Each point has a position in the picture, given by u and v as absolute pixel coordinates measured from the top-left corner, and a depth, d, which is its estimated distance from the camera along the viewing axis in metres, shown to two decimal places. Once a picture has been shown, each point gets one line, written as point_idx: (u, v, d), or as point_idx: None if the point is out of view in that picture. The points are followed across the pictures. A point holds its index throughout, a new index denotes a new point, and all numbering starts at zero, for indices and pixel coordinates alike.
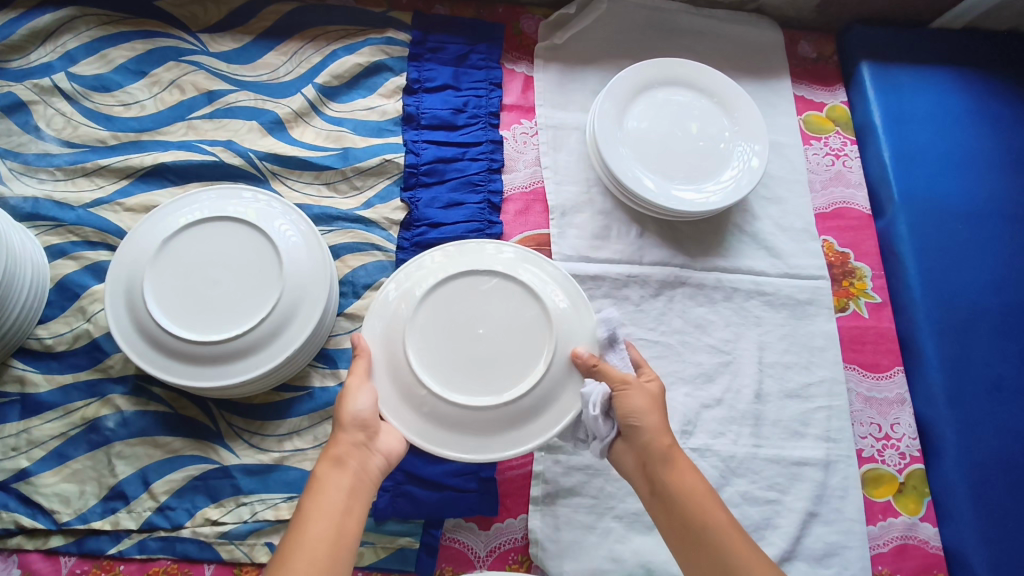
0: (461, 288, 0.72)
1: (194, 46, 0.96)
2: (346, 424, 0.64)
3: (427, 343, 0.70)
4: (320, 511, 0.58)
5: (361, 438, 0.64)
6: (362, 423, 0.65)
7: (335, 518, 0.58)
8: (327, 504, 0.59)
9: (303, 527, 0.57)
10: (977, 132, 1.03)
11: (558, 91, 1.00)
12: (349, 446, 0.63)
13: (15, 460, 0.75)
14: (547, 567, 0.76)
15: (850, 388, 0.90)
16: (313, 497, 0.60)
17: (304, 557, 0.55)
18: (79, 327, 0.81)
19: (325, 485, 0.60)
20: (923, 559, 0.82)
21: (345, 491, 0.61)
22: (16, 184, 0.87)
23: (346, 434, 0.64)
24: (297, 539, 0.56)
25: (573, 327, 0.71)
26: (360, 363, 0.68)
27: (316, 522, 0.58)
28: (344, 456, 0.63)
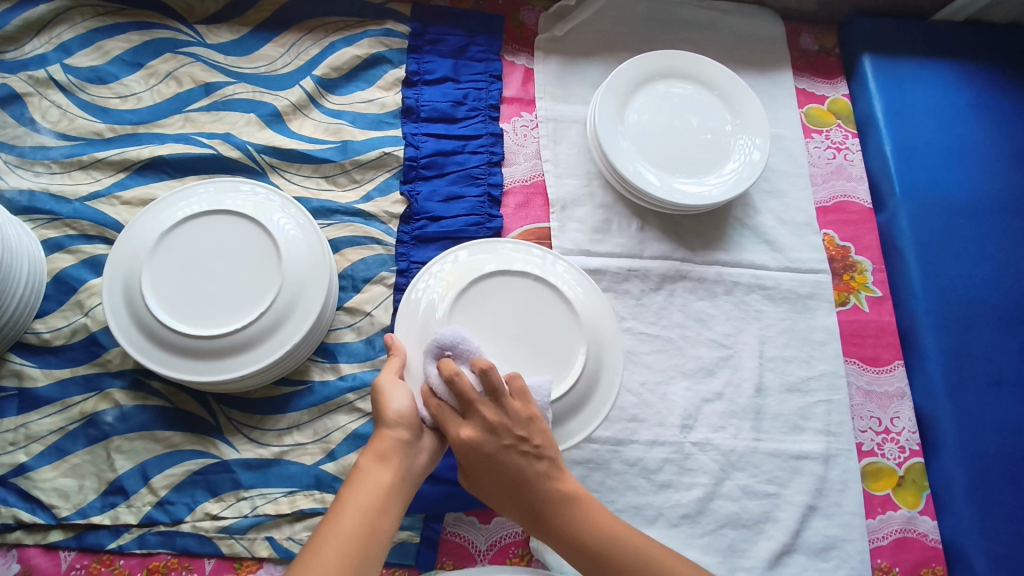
0: (494, 290, 0.72)
1: (190, 37, 0.95)
2: (390, 421, 0.60)
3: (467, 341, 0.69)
4: (357, 506, 0.55)
5: (407, 437, 0.60)
6: (406, 421, 0.60)
7: (373, 515, 0.55)
8: (366, 499, 0.55)
9: (339, 519, 0.54)
10: (978, 125, 1.02)
11: (558, 84, 1.00)
12: (395, 444, 0.59)
13: (13, 455, 0.75)
14: (548, 561, 0.75)
15: (851, 381, 0.90)
16: (353, 490, 0.56)
17: (336, 553, 0.52)
18: (77, 321, 0.80)
19: (367, 479, 0.57)
20: (922, 552, 0.82)
21: (384, 489, 0.57)
22: (12, 177, 0.86)
23: (390, 432, 0.60)
24: (331, 532, 0.53)
25: (598, 330, 0.74)
26: (395, 363, 0.65)
27: (352, 516, 0.54)
28: (389, 453, 0.59)
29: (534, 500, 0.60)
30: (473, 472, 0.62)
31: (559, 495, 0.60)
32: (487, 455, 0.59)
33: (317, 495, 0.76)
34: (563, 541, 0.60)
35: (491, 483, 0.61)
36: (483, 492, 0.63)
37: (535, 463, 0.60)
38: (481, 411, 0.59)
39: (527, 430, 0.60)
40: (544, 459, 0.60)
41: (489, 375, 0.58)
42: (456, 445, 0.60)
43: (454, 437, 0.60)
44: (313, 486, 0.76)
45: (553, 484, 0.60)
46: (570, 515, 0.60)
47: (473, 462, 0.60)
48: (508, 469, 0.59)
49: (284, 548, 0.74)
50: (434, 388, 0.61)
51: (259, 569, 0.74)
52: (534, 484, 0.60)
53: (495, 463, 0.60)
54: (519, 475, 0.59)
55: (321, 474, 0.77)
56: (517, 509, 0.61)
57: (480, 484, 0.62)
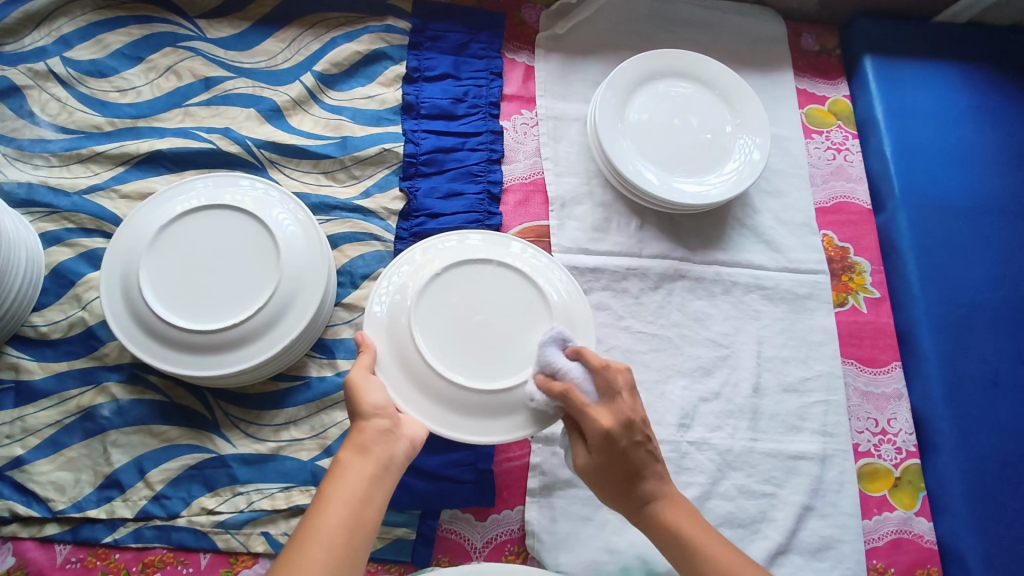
0: (458, 278, 0.72)
1: (191, 32, 0.95)
2: (365, 414, 0.61)
3: (432, 333, 0.69)
4: (340, 500, 0.54)
5: (384, 426, 0.61)
6: (380, 411, 0.62)
7: (356, 505, 0.55)
8: (349, 491, 0.55)
9: (321, 513, 0.53)
10: (978, 127, 1.02)
11: (559, 82, 1.00)
12: (373, 434, 0.60)
13: (10, 448, 0.74)
14: (543, 558, 0.76)
15: (848, 382, 0.90)
16: (334, 484, 0.56)
17: (322, 547, 0.51)
18: (74, 315, 0.80)
19: (348, 471, 0.57)
20: (917, 553, 0.82)
21: (367, 479, 0.57)
22: (10, 169, 0.86)
23: (367, 424, 0.61)
24: (314, 527, 0.52)
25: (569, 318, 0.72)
26: (367, 359, 0.66)
27: (337, 507, 0.54)
28: (368, 444, 0.59)
29: (642, 492, 0.62)
30: (591, 461, 0.63)
31: (671, 494, 0.63)
32: (615, 447, 0.61)
33: (314, 491, 0.76)
34: (665, 536, 0.62)
35: (608, 471, 0.63)
36: (591, 482, 0.64)
37: (654, 466, 0.63)
38: (615, 408, 0.62)
39: (650, 431, 0.63)
40: (659, 461, 0.63)
41: (627, 377, 0.64)
42: (588, 428, 0.62)
43: (590, 423, 0.61)
44: (310, 482, 0.76)
45: (665, 488, 0.63)
46: (676, 514, 0.62)
47: (599, 453, 0.62)
48: (633, 465, 0.62)
49: (280, 543, 0.74)
50: (565, 376, 0.65)
51: (254, 564, 0.74)
52: (648, 479, 0.62)
53: (620, 457, 0.61)
54: (642, 471, 0.62)
55: (318, 470, 0.77)
56: (619, 499, 0.64)
57: (594, 474, 0.63)
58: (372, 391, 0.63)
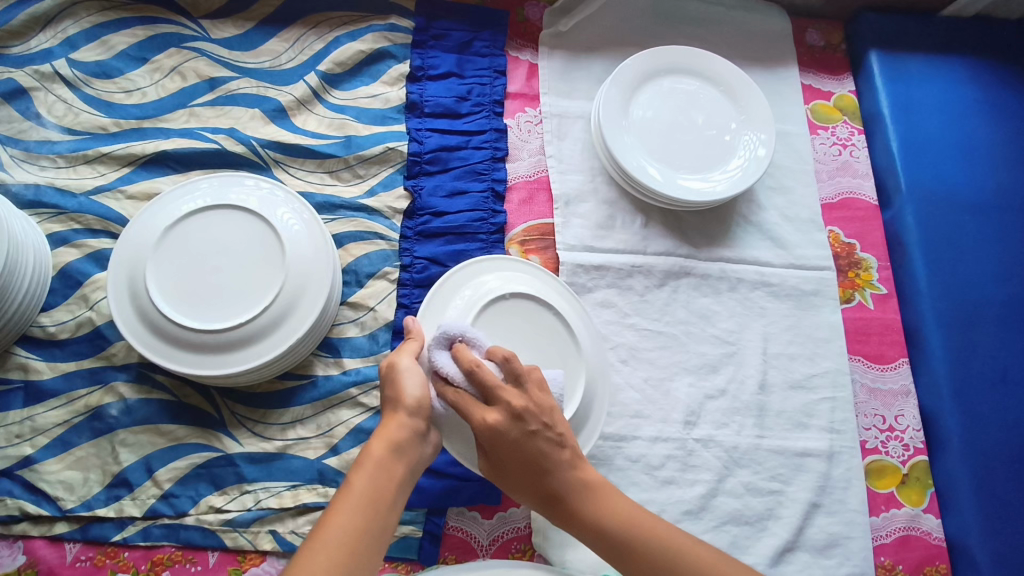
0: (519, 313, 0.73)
1: (195, 32, 0.96)
2: (408, 408, 0.60)
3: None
4: (365, 499, 0.54)
5: (419, 426, 0.60)
6: (420, 409, 0.61)
7: (379, 507, 0.55)
8: (375, 490, 0.55)
9: (345, 509, 0.53)
10: (985, 122, 1.02)
11: (563, 79, 0.99)
12: (408, 434, 0.59)
13: (19, 448, 0.75)
14: (550, 556, 0.76)
15: (854, 379, 0.90)
16: (362, 480, 0.55)
17: (343, 546, 0.51)
18: (81, 315, 0.81)
19: (378, 469, 0.56)
20: (925, 550, 0.82)
21: (394, 483, 0.57)
22: (18, 171, 0.87)
23: (406, 419, 0.60)
24: (336, 523, 0.52)
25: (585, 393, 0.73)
26: (415, 345, 0.65)
27: (357, 509, 0.54)
28: (402, 444, 0.58)
29: (558, 491, 0.59)
30: (491, 457, 0.60)
31: (577, 483, 0.59)
32: (511, 440, 0.58)
33: (321, 489, 0.76)
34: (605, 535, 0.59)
35: (518, 466, 0.59)
36: (501, 479, 0.62)
37: (558, 454, 0.59)
38: (505, 396, 0.58)
39: (551, 418, 0.59)
40: (566, 447, 0.60)
41: (510, 361, 0.60)
42: (476, 428, 0.59)
43: (477, 420, 0.58)
44: (316, 480, 0.77)
45: (576, 477, 0.60)
46: (604, 512, 0.59)
47: (495, 451, 0.59)
48: (529, 455, 0.58)
49: (288, 541, 0.74)
50: (451, 378, 0.61)
51: (262, 563, 0.74)
52: (558, 472, 0.59)
53: (516, 448, 0.58)
54: (543, 462, 0.58)
55: (324, 469, 0.77)
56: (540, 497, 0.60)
57: (501, 468, 0.61)
58: (412, 384, 0.61)
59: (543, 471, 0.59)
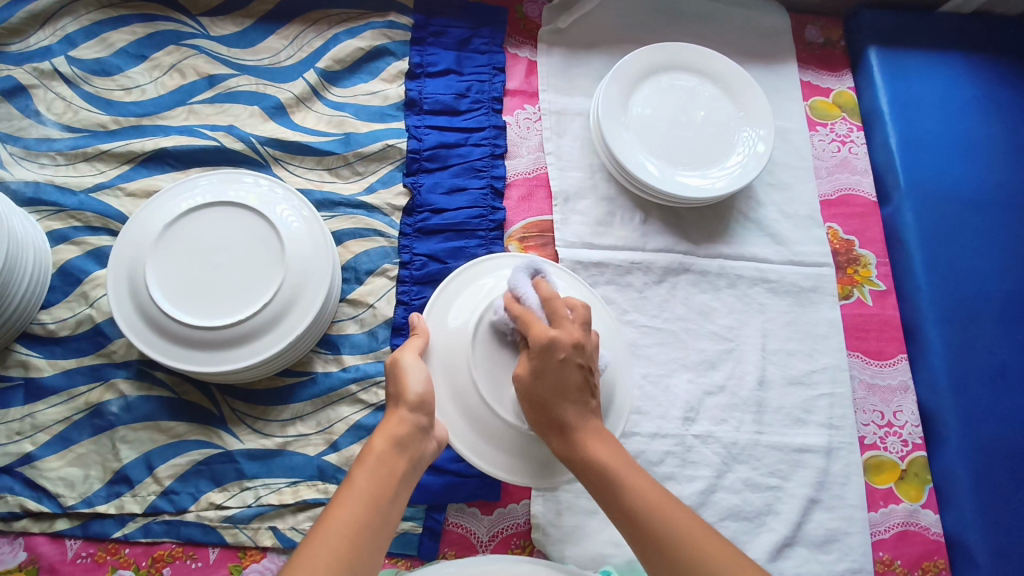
0: None
1: (194, 30, 0.95)
2: (409, 403, 0.61)
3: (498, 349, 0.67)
4: (367, 493, 0.55)
5: (421, 422, 0.61)
6: (422, 405, 0.62)
7: (381, 501, 0.55)
8: (377, 485, 0.55)
9: (348, 503, 0.54)
10: (985, 119, 1.02)
11: (561, 76, 0.99)
12: (409, 429, 0.60)
13: (20, 445, 0.75)
14: (549, 551, 0.76)
15: (853, 375, 0.90)
16: (363, 475, 0.56)
17: (345, 538, 0.51)
18: (82, 312, 0.81)
19: (380, 464, 0.57)
20: (923, 545, 0.82)
21: (395, 478, 0.57)
22: (17, 168, 0.87)
23: (407, 415, 0.61)
24: (338, 516, 0.52)
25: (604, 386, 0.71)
26: (419, 343, 0.68)
27: (359, 503, 0.54)
28: (403, 439, 0.59)
29: (570, 422, 0.61)
30: (530, 368, 0.62)
31: (593, 426, 0.61)
32: (558, 359, 0.60)
33: (321, 486, 0.77)
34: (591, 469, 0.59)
35: (546, 386, 0.61)
36: (524, 395, 0.63)
37: (584, 397, 0.62)
38: (571, 327, 0.62)
39: (595, 365, 0.63)
40: (594, 398, 0.63)
41: (584, 310, 0.64)
42: (533, 336, 0.61)
43: (538, 330, 0.61)
44: (316, 477, 0.77)
45: (592, 420, 0.62)
46: (600, 447, 0.60)
47: (539, 359, 0.61)
48: (565, 378, 0.61)
49: (288, 537, 0.74)
50: (525, 300, 0.65)
51: (263, 558, 0.74)
52: (579, 407, 0.61)
53: (558, 370, 0.60)
54: (571, 390, 0.61)
55: (324, 465, 0.77)
56: (547, 423, 0.62)
57: (531, 384, 0.62)
58: (416, 379, 0.63)
59: (563, 395, 0.61)
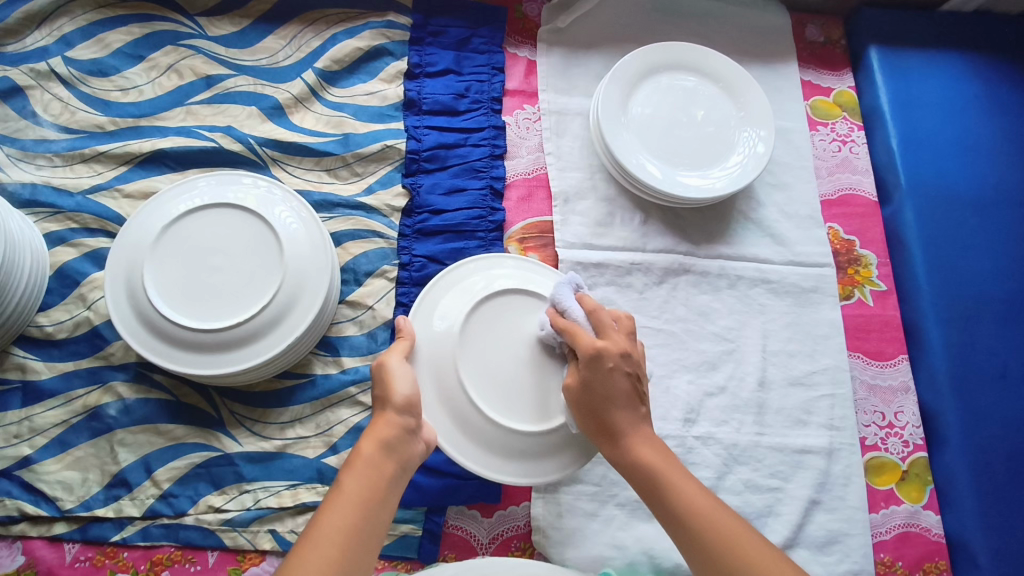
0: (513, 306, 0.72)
1: (191, 30, 0.95)
2: (397, 406, 0.60)
3: (477, 355, 0.69)
4: (356, 498, 0.54)
5: (409, 424, 0.61)
6: (410, 407, 0.61)
7: (370, 505, 0.55)
8: (366, 490, 0.55)
9: (337, 509, 0.54)
10: (986, 118, 1.01)
11: (561, 76, 0.99)
12: (397, 432, 0.59)
13: (18, 448, 0.75)
14: (550, 554, 0.76)
15: (854, 376, 0.90)
16: (352, 480, 0.55)
17: (333, 544, 0.51)
18: (79, 315, 0.80)
19: (368, 468, 0.56)
20: (925, 547, 0.82)
21: (385, 481, 0.57)
22: (14, 170, 0.86)
23: (395, 417, 0.60)
24: (327, 522, 0.52)
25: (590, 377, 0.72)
26: (404, 346, 0.67)
27: (348, 508, 0.54)
28: (392, 442, 0.58)
29: (621, 429, 0.62)
30: (580, 379, 0.63)
31: (645, 431, 0.62)
32: (608, 366, 0.61)
33: (320, 489, 0.76)
34: (644, 475, 0.60)
35: (601, 391, 0.62)
36: (574, 407, 0.63)
37: (634, 404, 0.63)
38: (617, 336, 0.64)
39: (640, 372, 0.64)
40: (645, 406, 0.64)
41: (629, 322, 0.66)
42: (580, 346, 0.62)
43: (586, 340, 0.62)
44: (315, 479, 0.77)
45: (643, 428, 0.63)
46: (653, 453, 0.61)
47: (589, 369, 0.62)
48: (614, 388, 0.62)
49: (287, 541, 0.74)
50: (570, 313, 0.66)
51: (262, 562, 0.74)
52: (630, 412, 0.62)
53: (609, 378, 0.62)
54: (622, 398, 0.62)
55: (324, 468, 0.77)
56: (599, 429, 0.63)
57: (580, 395, 0.63)
58: (403, 381, 0.62)
59: (614, 402, 0.62)
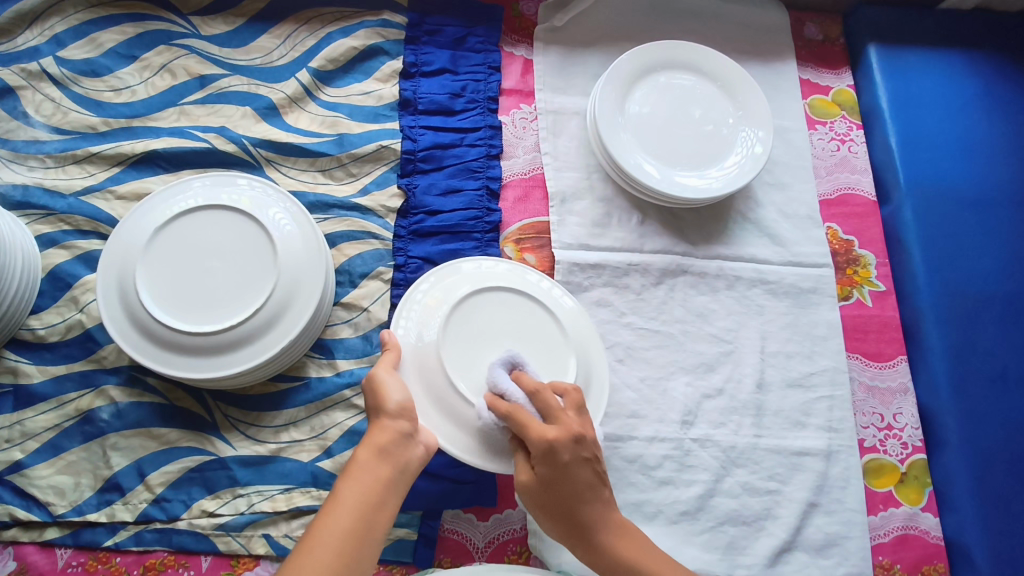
0: (492, 300, 0.71)
1: (184, 29, 0.94)
2: (391, 413, 0.60)
3: (461, 349, 0.69)
4: (354, 503, 0.54)
5: (404, 428, 0.60)
6: (404, 413, 0.61)
7: (368, 510, 0.54)
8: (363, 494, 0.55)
9: (335, 514, 0.53)
10: (986, 117, 1.01)
11: (557, 75, 0.98)
12: (393, 437, 0.59)
13: (9, 452, 0.74)
14: (547, 558, 0.75)
15: (853, 377, 0.89)
16: (349, 485, 0.55)
17: (330, 549, 0.51)
18: (71, 318, 0.80)
19: (366, 473, 0.56)
20: (924, 549, 0.82)
21: (382, 484, 0.56)
22: (5, 171, 0.85)
23: (390, 423, 0.60)
24: (325, 527, 0.52)
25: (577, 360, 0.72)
26: (390, 356, 0.66)
27: (345, 513, 0.53)
28: (388, 446, 0.58)
29: (592, 528, 0.61)
30: (537, 477, 0.61)
31: (615, 522, 0.63)
32: (563, 461, 0.60)
33: (314, 493, 0.76)
34: (626, 574, 0.62)
35: (563, 488, 0.61)
36: (537, 507, 0.62)
37: (599, 494, 0.62)
38: (565, 420, 0.61)
39: (597, 453, 0.62)
40: (605, 485, 0.63)
41: (575, 394, 0.64)
42: (531, 440, 0.60)
43: (536, 433, 0.60)
44: (310, 483, 0.76)
45: (609, 514, 0.63)
46: (630, 551, 0.62)
47: (545, 467, 0.60)
48: (576, 481, 0.60)
49: (281, 545, 0.74)
50: (510, 398, 0.63)
51: (256, 566, 0.73)
52: (595, 505, 0.62)
53: (568, 473, 0.60)
54: (585, 491, 0.61)
55: (318, 472, 0.76)
56: (569, 530, 0.62)
57: (541, 495, 0.61)
58: (394, 388, 0.62)
59: (580, 505, 0.61)
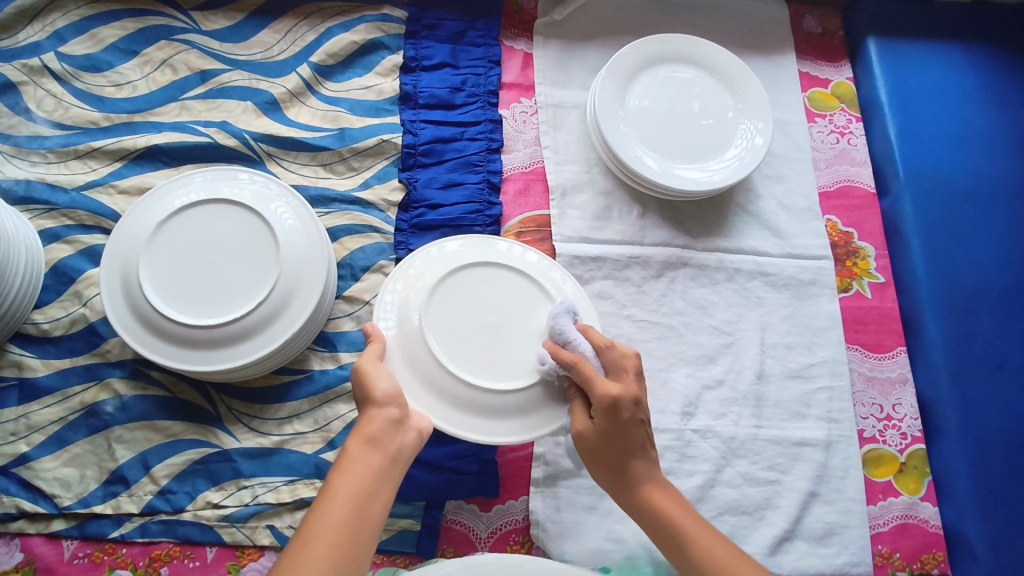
0: (471, 277, 0.72)
1: (185, 24, 0.94)
2: (376, 401, 0.61)
3: (442, 328, 0.70)
4: (348, 494, 0.54)
5: (393, 415, 0.61)
6: (392, 399, 0.61)
7: (362, 500, 0.54)
8: (357, 485, 0.55)
9: (329, 506, 0.53)
10: (984, 109, 1.01)
11: (557, 69, 0.98)
12: (382, 425, 0.59)
13: (15, 445, 0.75)
14: (549, 548, 0.76)
15: (852, 368, 0.90)
16: (343, 478, 0.55)
17: (326, 540, 0.51)
18: (75, 312, 0.80)
19: (358, 465, 0.56)
20: (923, 538, 0.82)
21: (373, 473, 0.56)
22: (8, 167, 0.86)
23: (378, 412, 0.60)
24: (320, 520, 0.52)
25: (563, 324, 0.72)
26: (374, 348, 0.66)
27: (340, 504, 0.54)
28: (377, 436, 0.59)
29: (640, 479, 0.63)
30: (594, 428, 0.63)
31: (661, 477, 0.64)
32: (623, 417, 0.62)
33: (318, 484, 0.76)
34: (665, 527, 0.61)
35: (614, 439, 0.63)
36: (587, 455, 0.64)
37: (653, 451, 0.64)
38: (630, 381, 0.63)
39: (650, 416, 0.64)
40: (656, 446, 0.65)
41: (635, 360, 0.65)
42: (595, 393, 0.62)
43: (599, 387, 0.62)
44: (313, 475, 0.77)
45: (655, 471, 0.64)
46: (675, 507, 0.62)
47: (603, 420, 0.62)
48: (633, 437, 0.63)
49: (285, 536, 0.74)
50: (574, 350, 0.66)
51: (261, 557, 0.74)
52: (646, 460, 0.63)
53: (623, 428, 0.62)
54: (639, 447, 0.63)
55: (321, 463, 0.77)
56: (618, 478, 0.64)
57: (594, 445, 0.63)
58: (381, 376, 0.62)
59: (634, 458, 0.63)
